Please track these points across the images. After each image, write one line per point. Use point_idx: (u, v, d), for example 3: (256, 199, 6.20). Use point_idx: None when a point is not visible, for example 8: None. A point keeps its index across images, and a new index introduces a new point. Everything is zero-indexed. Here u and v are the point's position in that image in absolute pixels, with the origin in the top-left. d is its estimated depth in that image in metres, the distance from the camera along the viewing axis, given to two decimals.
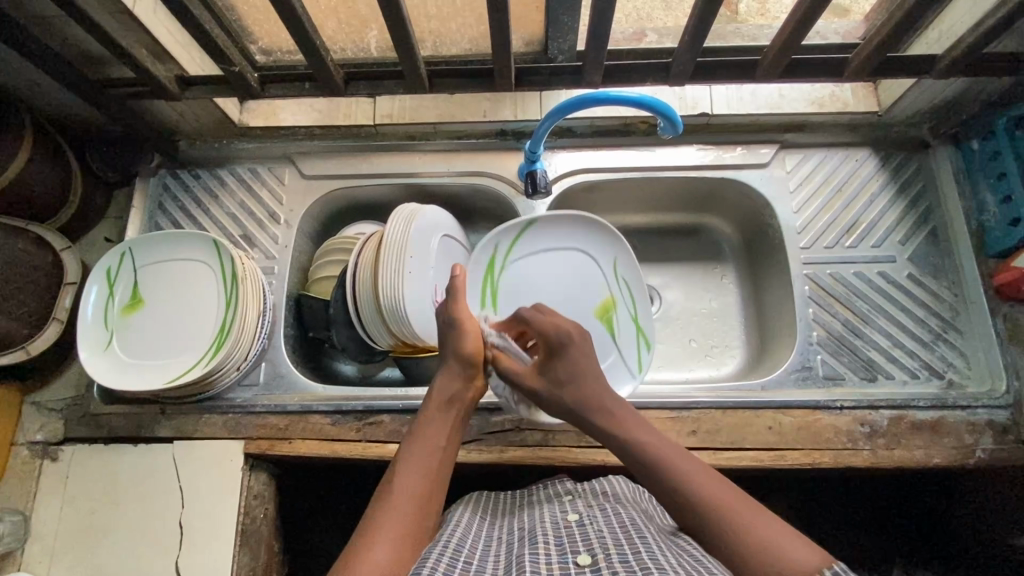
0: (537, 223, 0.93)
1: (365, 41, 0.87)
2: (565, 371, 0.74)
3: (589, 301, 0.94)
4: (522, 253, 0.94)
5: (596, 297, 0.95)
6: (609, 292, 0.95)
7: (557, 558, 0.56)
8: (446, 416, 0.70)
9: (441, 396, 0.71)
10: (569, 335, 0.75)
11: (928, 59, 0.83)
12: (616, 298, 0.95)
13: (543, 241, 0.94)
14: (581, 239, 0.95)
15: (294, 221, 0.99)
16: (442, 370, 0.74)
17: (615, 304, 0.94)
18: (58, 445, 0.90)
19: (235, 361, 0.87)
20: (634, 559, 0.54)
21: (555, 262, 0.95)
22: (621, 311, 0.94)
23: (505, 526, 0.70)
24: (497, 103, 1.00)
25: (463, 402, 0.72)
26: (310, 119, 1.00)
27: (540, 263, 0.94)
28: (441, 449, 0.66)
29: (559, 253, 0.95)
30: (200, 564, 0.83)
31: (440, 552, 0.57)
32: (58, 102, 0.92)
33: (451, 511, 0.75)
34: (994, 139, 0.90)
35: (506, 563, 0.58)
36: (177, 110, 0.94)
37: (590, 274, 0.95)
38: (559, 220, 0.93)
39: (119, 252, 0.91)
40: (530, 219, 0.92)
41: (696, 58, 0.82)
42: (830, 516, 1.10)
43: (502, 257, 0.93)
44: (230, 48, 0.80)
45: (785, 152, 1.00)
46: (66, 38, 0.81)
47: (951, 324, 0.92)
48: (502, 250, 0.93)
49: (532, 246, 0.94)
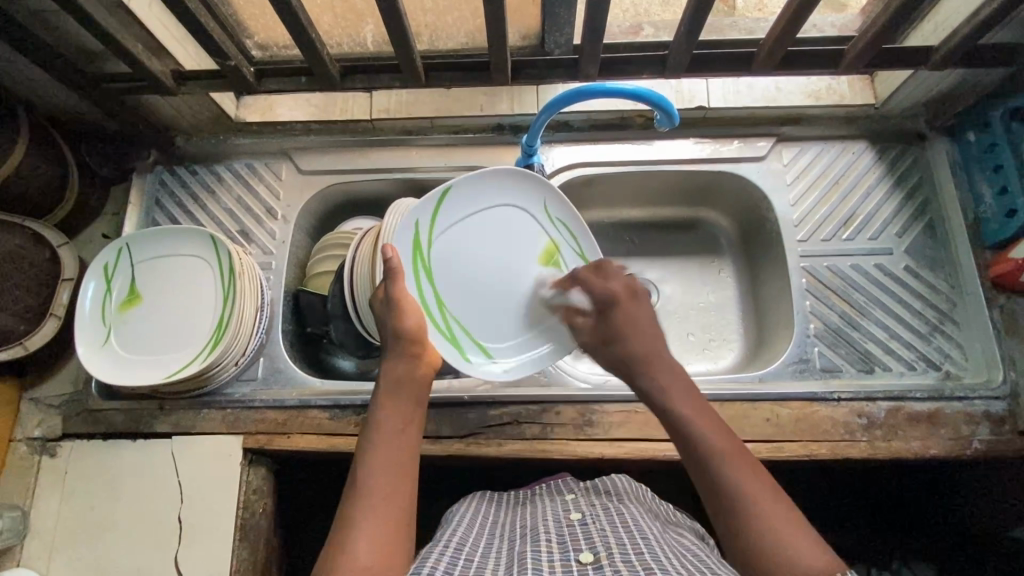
0: (456, 187, 0.80)
1: (361, 35, 0.88)
2: (616, 327, 0.77)
3: (530, 250, 0.86)
4: (445, 224, 0.80)
5: (537, 246, 0.87)
6: (549, 238, 0.87)
7: (560, 556, 0.56)
8: (400, 399, 0.68)
9: (391, 378, 0.69)
10: (615, 296, 0.78)
11: (923, 51, 0.83)
12: (557, 242, 0.88)
13: (468, 203, 0.82)
14: (507, 194, 0.84)
15: (292, 216, 0.99)
16: (388, 355, 0.72)
17: (556, 247, 0.88)
18: (56, 441, 0.90)
19: (233, 356, 0.87)
20: (637, 558, 0.54)
21: (481, 223, 0.83)
22: (566, 252, 0.88)
23: (508, 523, 0.70)
24: (495, 98, 1.00)
25: (415, 378, 0.70)
26: (307, 114, 1.01)
27: (467, 225, 0.82)
28: (398, 431, 0.65)
29: (486, 212, 0.83)
30: (199, 558, 0.83)
31: (441, 552, 0.58)
32: (54, 97, 0.92)
33: (454, 510, 0.76)
34: (989, 131, 0.91)
35: (509, 560, 0.59)
36: (173, 106, 0.94)
37: (524, 227, 0.86)
38: (478, 181, 0.81)
39: (116, 249, 0.91)
40: (445, 185, 0.79)
41: (692, 50, 0.82)
42: (828, 508, 1.10)
43: (426, 235, 0.79)
44: (227, 43, 0.80)
45: (783, 145, 1.00)
46: (61, 33, 0.81)
47: (948, 316, 0.93)
48: (424, 226, 0.78)
49: (453, 216, 0.81)
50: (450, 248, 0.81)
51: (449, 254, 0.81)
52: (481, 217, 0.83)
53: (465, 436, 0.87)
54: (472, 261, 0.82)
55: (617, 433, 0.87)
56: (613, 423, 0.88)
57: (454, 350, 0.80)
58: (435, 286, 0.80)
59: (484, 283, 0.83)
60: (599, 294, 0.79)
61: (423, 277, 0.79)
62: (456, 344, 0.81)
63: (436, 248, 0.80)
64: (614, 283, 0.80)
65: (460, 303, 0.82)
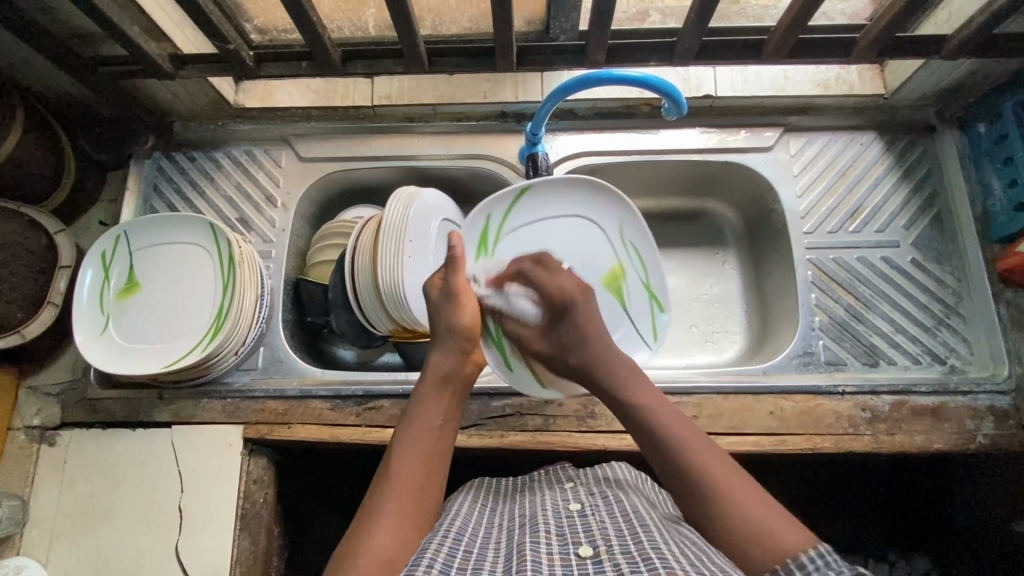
0: (532, 189, 0.85)
1: (363, 19, 0.87)
2: (574, 333, 0.74)
3: (597, 269, 0.87)
4: (515, 225, 0.85)
5: (602, 266, 0.88)
6: (618, 259, 0.88)
7: (558, 549, 0.56)
8: (442, 395, 0.68)
9: (437, 373, 0.69)
10: (569, 295, 0.75)
11: (937, 40, 0.81)
12: (625, 264, 0.88)
13: (540, 210, 0.86)
14: (580, 204, 0.87)
15: (292, 204, 0.98)
16: (436, 346, 0.72)
17: (623, 270, 0.88)
18: (55, 429, 0.90)
19: (233, 345, 0.86)
20: (637, 549, 0.54)
21: (548, 232, 0.87)
22: (632, 277, 0.88)
23: (505, 512, 0.70)
24: (498, 85, 0.98)
25: (459, 376, 0.70)
26: (307, 100, 0.99)
27: (537, 231, 0.86)
28: (437, 427, 0.65)
29: (555, 224, 0.87)
30: (199, 547, 0.83)
31: (440, 542, 0.57)
32: (48, 81, 0.91)
33: (451, 499, 0.75)
34: (999, 123, 0.89)
35: (506, 550, 0.58)
36: (170, 89, 0.92)
37: (593, 239, 0.88)
38: (560, 184, 0.85)
39: (114, 235, 0.89)
40: (525, 186, 0.84)
41: (702, 37, 0.80)
42: (826, 498, 1.11)
43: (494, 230, 0.84)
44: (226, 26, 0.78)
45: (790, 136, 0.99)
46: (57, 14, 0.79)
47: (955, 310, 0.92)
48: (494, 221, 0.84)
49: (526, 217, 0.86)
50: (514, 248, 0.85)
51: (510, 253, 0.85)
52: (550, 225, 0.87)
53: (467, 427, 0.87)
54: None
55: (619, 425, 0.86)
56: (616, 415, 0.87)
57: (499, 354, 0.82)
58: (489, 285, 0.83)
59: None
60: (551, 293, 0.76)
61: (482, 273, 0.83)
62: (502, 349, 0.82)
63: (501, 245, 0.84)
64: (561, 279, 0.77)
65: None
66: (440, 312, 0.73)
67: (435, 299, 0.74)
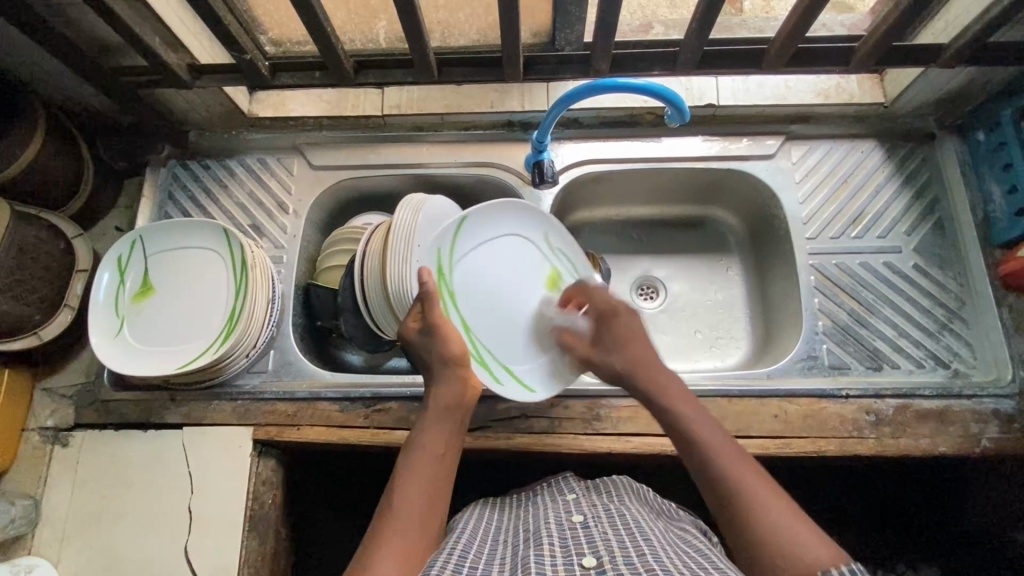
0: (471, 216, 0.86)
1: (374, 31, 0.89)
2: (612, 340, 0.78)
3: (536, 280, 0.91)
4: (465, 250, 0.87)
5: (542, 274, 0.91)
6: (552, 265, 0.92)
7: (563, 560, 0.56)
8: (446, 422, 0.71)
9: (441, 401, 0.73)
10: (615, 308, 0.80)
11: (934, 49, 0.83)
12: (559, 269, 0.93)
13: (478, 236, 0.88)
14: (511, 224, 0.90)
15: (303, 211, 1.00)
16: (436, 377, 0.75)
17: (560, 274, 0.93)
18: (68, 431, 0.91)
19: (245, 347, 0.88)
20: (638, 559, 0.54)
21: (495, 253, 0.89)
22: (568, 279, 0.93)
23: (510, 529, 0.70)
24: (505, 94, 1.01)
25: (462, 405, 0.73)
26: (320, 110, 1.02)
27: (484, 255, 0.88)
28: (440, 454, 0.68)
29: (496, 244, 0.89)
30: (207, 548, 0.84)
31: (444, 560, 0.58)
32: (70, 91, 0.94)
33: (457, 516, 0.76)
34: (998, 131, 0.91)
35: (512, 564, 0.58)
36: (186, 98, 0.95)
37: (529, 254, 0.91)
38: (497, 206, 0.88)
39: (130, 240, 0.91)
40: (462, 215, 0.85)
41: (704, 47, 0.82)
42: (833, 507, 1.10)
43: (447, 260, 0.85)
44: (243, 36, 0.81)
45: (792, 144, 1.01)
46: (82, 27, 0.82)
47: (957, 314, 0.93)
48: (445, 253, 0.85)
49: (471, 243, 0.87)
50: (470, 274, 0.87)
51: (468, 282, 0.87)
52: (494, 245, 0.89)
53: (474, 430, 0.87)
54: (486, 284, 0.88)
55: (625, 427, 0.87)
56: (621, 418, 0.88)
57: (486, 371, 0.85)
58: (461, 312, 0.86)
59: (495, 304, 0.88)
60: (599, 304, 0.81)
61: (449, 303, 0.85)
62: (485, 365, 0.85)
63: (456, 274, 0.86)
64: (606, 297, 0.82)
65: (482, 327, 0.87)
66: (431, 348, 0.76)
67: (418, 340, 0.77)
